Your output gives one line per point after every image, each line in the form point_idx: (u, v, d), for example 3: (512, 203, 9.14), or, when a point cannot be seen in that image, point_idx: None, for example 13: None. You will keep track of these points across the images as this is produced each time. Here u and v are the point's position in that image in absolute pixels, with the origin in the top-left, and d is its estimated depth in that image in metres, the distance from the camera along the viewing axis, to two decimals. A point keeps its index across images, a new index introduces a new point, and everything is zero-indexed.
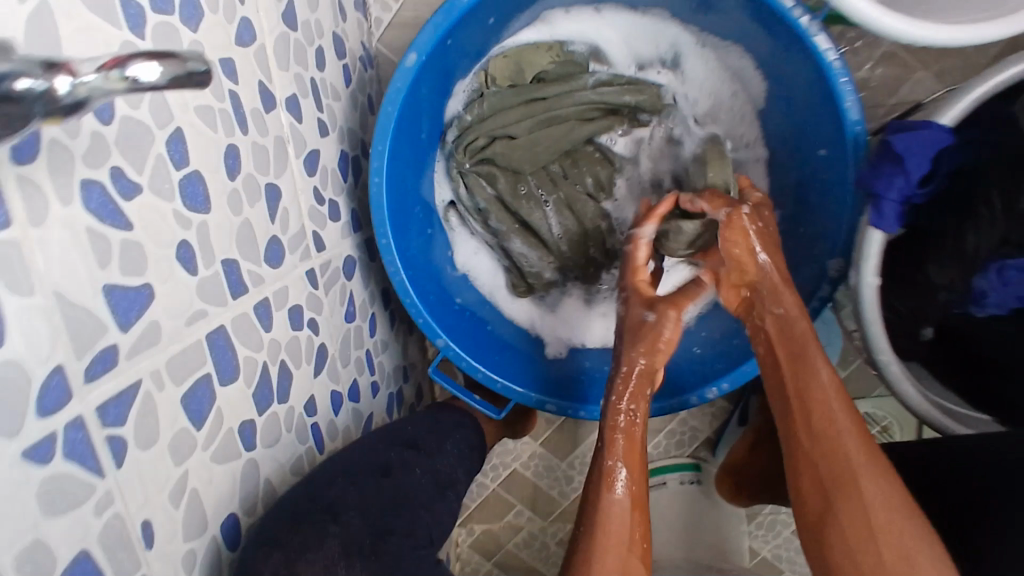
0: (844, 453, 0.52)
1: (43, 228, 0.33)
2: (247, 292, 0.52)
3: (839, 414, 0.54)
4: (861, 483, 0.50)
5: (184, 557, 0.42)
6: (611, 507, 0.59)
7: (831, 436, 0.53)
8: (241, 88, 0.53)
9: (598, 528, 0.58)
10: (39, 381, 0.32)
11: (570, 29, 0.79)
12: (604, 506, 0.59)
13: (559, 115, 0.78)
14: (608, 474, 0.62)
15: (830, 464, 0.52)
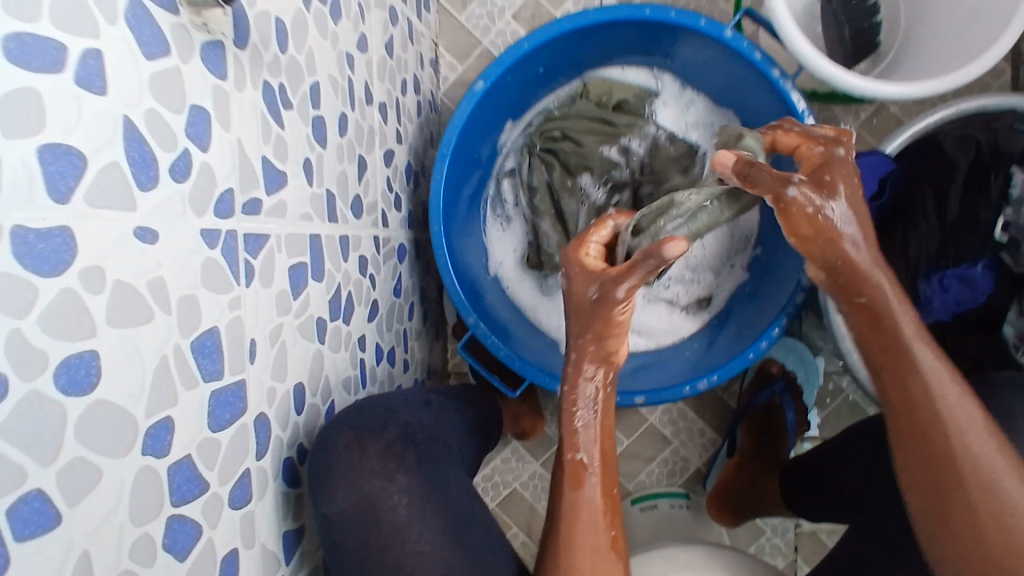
0: (974, 453, 0.54)
1: (241, 94, 0.47)
2: (337, 222, 0.64)
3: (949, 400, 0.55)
4: (981, 465, 0.53)
5: (269, 389, 0.50)
6: (580, 502, 0.64)
7: (943, 431, 0.55)
8: (354, 77, 0.69)
9: (567, 525, 0.64)
10: (219, 189, 0.44)
11: (637, 78, 0.94)
12: (573, 503, 0.64)
13: (616, 139, 0.91)
14: (577, 469, 0.65)
15: (939, 455, 0.55)
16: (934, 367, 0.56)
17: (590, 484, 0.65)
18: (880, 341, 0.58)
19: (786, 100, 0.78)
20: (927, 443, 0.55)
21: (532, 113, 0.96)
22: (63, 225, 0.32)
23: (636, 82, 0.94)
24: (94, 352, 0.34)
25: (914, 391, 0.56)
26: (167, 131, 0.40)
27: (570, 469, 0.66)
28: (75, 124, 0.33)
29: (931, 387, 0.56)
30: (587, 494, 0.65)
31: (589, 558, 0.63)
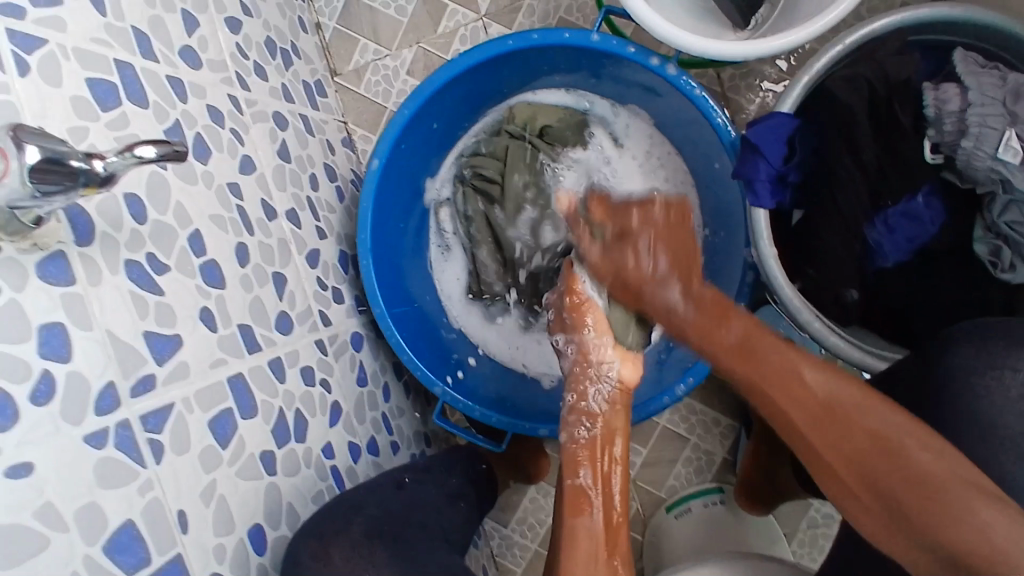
0: (879, 424, 0.53)
1: (98, 287, 0.48)
2: (262, 350, 0.65)
3: (832, 387, 0.56)
4: (909, 465, 0.51)
5: (215, 547, 0.52)
6: (579, 528, 0.63)
7: (906, 458, 0.51)
8: (246, 202, 0.70)
9: (567, 547, 0.62)
10: (96, 387, 0.46)
11: (555, 100, 0.91)
12: (571, 531, 0.63)
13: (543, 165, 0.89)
14: (577, 496, 0.66)
15: (865, 449, 0.53)
16: (818, 380, 0.57)
17: (592, 509, 0.65)
18: (732, 340, 0.62)
19: (675, 83, 0.74)
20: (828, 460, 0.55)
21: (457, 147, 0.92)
22: None
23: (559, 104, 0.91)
24: None
25: (768, 405, 0.58)
26: (16, 364, 0.41)
27: (570, 495, 0.66)
28: None
29: (867, 417, 0.54)
30: (586, 521, 0.64)
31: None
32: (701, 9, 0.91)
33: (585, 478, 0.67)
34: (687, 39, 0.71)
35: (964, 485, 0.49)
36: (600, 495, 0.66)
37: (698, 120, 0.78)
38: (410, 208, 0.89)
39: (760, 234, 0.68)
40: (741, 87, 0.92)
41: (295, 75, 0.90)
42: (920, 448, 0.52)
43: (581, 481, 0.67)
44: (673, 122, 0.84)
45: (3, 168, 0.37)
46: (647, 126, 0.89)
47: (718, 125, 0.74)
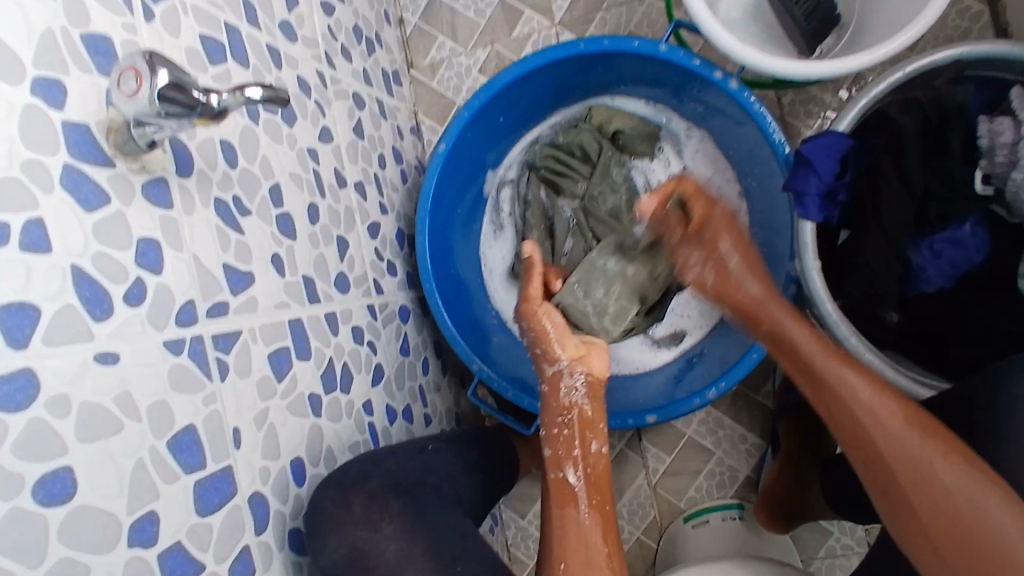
0: (916, 458, 0.56)
1: (190, 215, 0.54)
2: (320, 302, 0.70)
3: (886, 409, 0.59)
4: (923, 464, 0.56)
5: (261, 468, 0.56)
6: (569, 520, 0.59)
7: (895, 448, 0.57)
8: (320, 167, 0.76)
9: (558, 545, 0.58)
10: (178, 302, 0.51)
11: (634, 108, 0.94)
12: (561, 521, 0.60)
13: (611, 169, 0.91)
14: (563, 489, 0.62)
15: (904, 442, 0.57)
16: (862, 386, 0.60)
17: (582, 509, 0.60)
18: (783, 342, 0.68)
19: (735, 97, 0.78)
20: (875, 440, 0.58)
21: (531, 134, 0.96)
22: (25, 366, 0.39)
23: (638, 113, 0.94)
24: (69, 467, 0.40)
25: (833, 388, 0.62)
26: (116, 267, 0.46)
27: (555, 490, 0.63)
28: (24, 283, 0.40)
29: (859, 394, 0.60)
30: (576, 510, 0.60)
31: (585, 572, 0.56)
32: (768, 34, 0.93)
33: (575, 472, 0.63)
34: (753, 57, 0.74)
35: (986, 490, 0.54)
36: (589, 489, 0.62)
37: (755, 135, 0.80)
38: (472, 189, 0.94)
39: (806, 247, 0.70)
40: (800, 112, 0.95)
41: (376, 62, 0.96)
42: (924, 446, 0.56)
43: (567, 474, 0.63)
44: (731, 138, 0.87)
45: (136, 89, 0.43)
46: (714, 151, 0.91)
47: (774, 141, 0.76)
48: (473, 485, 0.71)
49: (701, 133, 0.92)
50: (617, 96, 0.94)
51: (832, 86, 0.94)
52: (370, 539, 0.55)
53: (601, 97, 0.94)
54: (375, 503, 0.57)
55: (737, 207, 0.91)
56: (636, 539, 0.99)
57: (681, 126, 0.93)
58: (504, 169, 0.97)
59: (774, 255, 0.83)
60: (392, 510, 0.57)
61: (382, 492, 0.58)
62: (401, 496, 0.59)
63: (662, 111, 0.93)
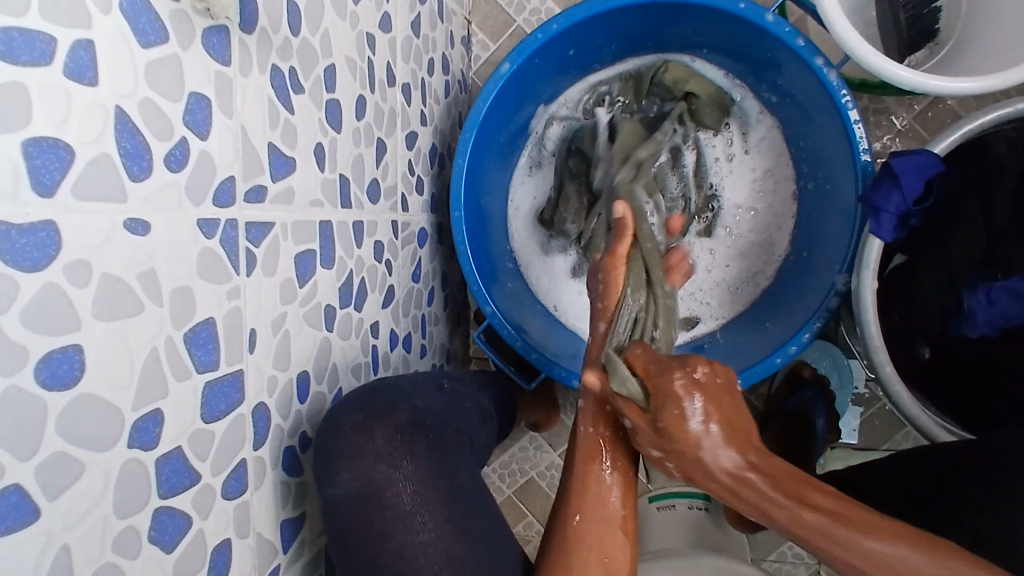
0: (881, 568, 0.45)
1: (246, 79, 0.46)
2: (351, 208, 0.63)
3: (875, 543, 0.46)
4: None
5: (270, 377, 0.50)
6: (592, 480, 0.59)
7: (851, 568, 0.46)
8: (375, 57, 0.67)
9: (575, 497, 0.59)
10: (219, 176, 0.44)
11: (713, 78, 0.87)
12: (584, 483, 0.59)
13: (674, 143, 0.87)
14: (592, 450, 0.60)
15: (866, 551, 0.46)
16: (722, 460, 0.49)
17: (602, 474, 0.59)
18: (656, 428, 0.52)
19: (827, 89, 0.72)
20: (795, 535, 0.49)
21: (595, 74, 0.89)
22: (48, 220, 0.32)
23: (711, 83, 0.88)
24: (79, 347, 0.34)
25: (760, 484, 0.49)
26: (162, 120, 0.39)
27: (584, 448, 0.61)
28: (63, 118, 0.33)
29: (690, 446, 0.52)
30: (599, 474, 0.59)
31: (598, 556, 0.56)
32: (863, 32, 0.88)
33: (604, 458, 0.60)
34: (861, 48, 0.69)
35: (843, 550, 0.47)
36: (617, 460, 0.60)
37: (834, 137, 0.75)
38: (521, 118, 0.86)
39: (867, 263, 0.67)
40: (870, 121, 0.91)
41: None
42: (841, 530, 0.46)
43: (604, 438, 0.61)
44: (803, 131, 0.82)
45: None
46: (779, 144, 0.87)
47: (857, 147, 0.72)
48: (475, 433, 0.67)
49: (770, 122, 0.87)
50: (696, 58, 0.87)
51: (908, 104, 0.89)
52: (387, 477, 0.54)
53: (680, 55, 0.87)
54: (398, 441, 0.56)
55: (786, 205, 0.88)
56: None
57: (752, 110, 0.88)
58: (557, 107, 0.90)
59: (817, 263, 0.80)
60: (415, 451, 0.57)
61: (404, 432, 0.57)
62: (424, 435, 0.59)
63: (736, 87, 0.87)
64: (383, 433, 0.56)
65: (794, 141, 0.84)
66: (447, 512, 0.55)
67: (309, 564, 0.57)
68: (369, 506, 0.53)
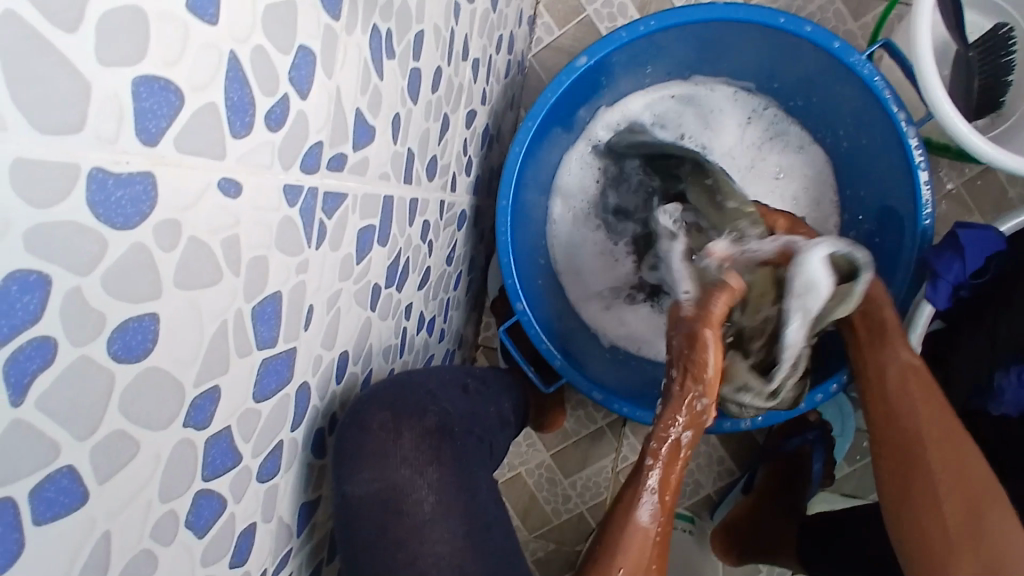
0: (961, 459, 0.64)
1: (349, 37, 0.42)
2: (410, 184, 0.59)
3: (963, 444, 0.65)
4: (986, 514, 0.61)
5: (316, 357, 0.47)
6: (632, 524, 0.58)
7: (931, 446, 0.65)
8: (457, 29, 0.63)
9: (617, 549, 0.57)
10: (309, 142, 0.40)
11: (731, 127, 0.88)
12: (625, 529, 0.57)
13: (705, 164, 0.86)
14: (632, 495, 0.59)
15: (960, 463, 0.64)
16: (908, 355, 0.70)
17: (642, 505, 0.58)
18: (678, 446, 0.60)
19: (902, 146, 0.70)
20: (907, 421, 0.67)
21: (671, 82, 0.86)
22: (146, 171, 0.28)
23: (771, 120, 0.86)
24: (154, 316, 0.30)
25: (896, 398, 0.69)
26: (270, 73, 0.35)
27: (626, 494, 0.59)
28: (178, 56, 0.28)
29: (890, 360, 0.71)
30: (641, 519, 0.58)
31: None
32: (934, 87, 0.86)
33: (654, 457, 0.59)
34: (950, 110, 0.68)
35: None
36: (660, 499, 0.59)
37: (897, 193, 0.74)
38: (578, 115, 0.83)
39: (915, 327, 0.68)
40: None
41: None
42: (948, 423, 0.66)
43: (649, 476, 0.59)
44: (860, 178, 0.80)
45: None
46: (829, 189, 0.85)
47: (920, 207, 0.70)
48: (492, 438, 0.65)
49: (818, 170, 0.86)
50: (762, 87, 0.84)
51: (959, 168, 0.89)
52: (409, 480, 0.52)
53: (748, 83, 0.84)
54: (426, 446, 0.55)
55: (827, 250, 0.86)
56: (579, 511, 0.99)
57: (802, 154, 0.86)
58: (614, 109, 0.87)
59: None
60: (442, 458, 0.55)
61: (433, 436, 0.56)
62: (451, 445, 0.57)
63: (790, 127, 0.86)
64: (412, 431, 0.55)
65: (849, 188, 0.83)
66: (465, 525, 0.53)
67: (313, 548, 0.54)
68: (388, 508, 0.51)
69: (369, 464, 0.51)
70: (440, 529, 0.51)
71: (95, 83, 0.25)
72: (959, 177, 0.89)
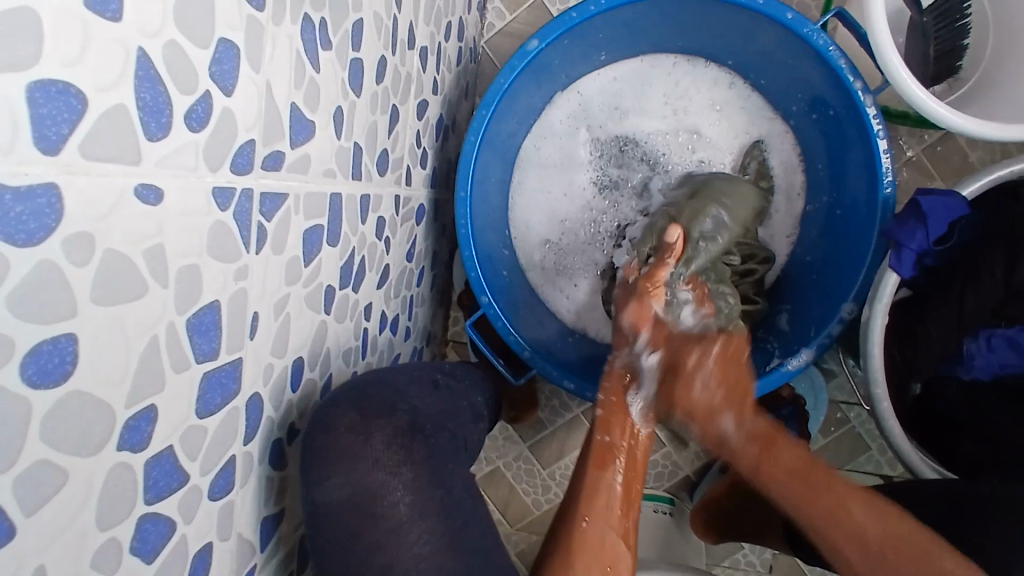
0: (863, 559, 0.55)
1: (278, 29, 0.40)
2: (360, 180, 0.57)
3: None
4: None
5: (266, 366, 0.45)
6: (601, 482, 0.60)
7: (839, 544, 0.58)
8: (400, 16, 0.61)
9: (585, 501, 0.60)
10: (239, 141, 0.38)
11: (652, 127, 0.87)
12: (593, 483, 0.60)
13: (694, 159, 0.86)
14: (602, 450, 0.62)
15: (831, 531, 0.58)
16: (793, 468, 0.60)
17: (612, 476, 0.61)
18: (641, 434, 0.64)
19: (860, 115, 0.69)
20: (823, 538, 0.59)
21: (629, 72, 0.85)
22: (50, 180, 0.26)
23: (732, 96, 0.85)
24: (73, 336, 0.28)
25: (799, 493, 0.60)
26: (188, 70, 0.33)
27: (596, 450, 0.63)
28: (78, 55, 0.26)
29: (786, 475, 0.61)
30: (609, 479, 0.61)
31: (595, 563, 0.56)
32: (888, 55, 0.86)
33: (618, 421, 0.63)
34: (904, 77, 0.67)
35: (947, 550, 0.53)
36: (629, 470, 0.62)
37: (856, 164, 0.73)
38: (535, 100, 0.81)
39: (882, 296, 0.68)
40: None
41: None
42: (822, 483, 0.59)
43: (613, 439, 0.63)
44: (821, 150, 0.80)
45: None
46: (792, 162, 0.85)
47: (880, 177, 0.69)
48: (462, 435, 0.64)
49: (780, 146, 0.85)
50: (721, 64, 0.83)
51: (919, 135, 0.89)
52: (383, 483, 0.49)
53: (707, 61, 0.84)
54: (397, 444, 0.51)
55: (791, 223, 0.86)
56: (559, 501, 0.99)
57: (763, 129, 0.85)
58: (568, 93, 0.86)
59: (818, 285, 0.79)
60: (414, 458, 0.52)
61: None
62: (421, 441, 0.53)
63: (751, 102, 0.84)
64: (382, 433, 0.51)
65: (810, 161, 0.82)
66: (443, 522, 0.50)
67: (282, 562, 0.53)
68: (362, 513, 0.48)
69: (337, 470, 0.48)
70: (419, 531, 0.49)
71: None
72: (918, 143, 0.89)
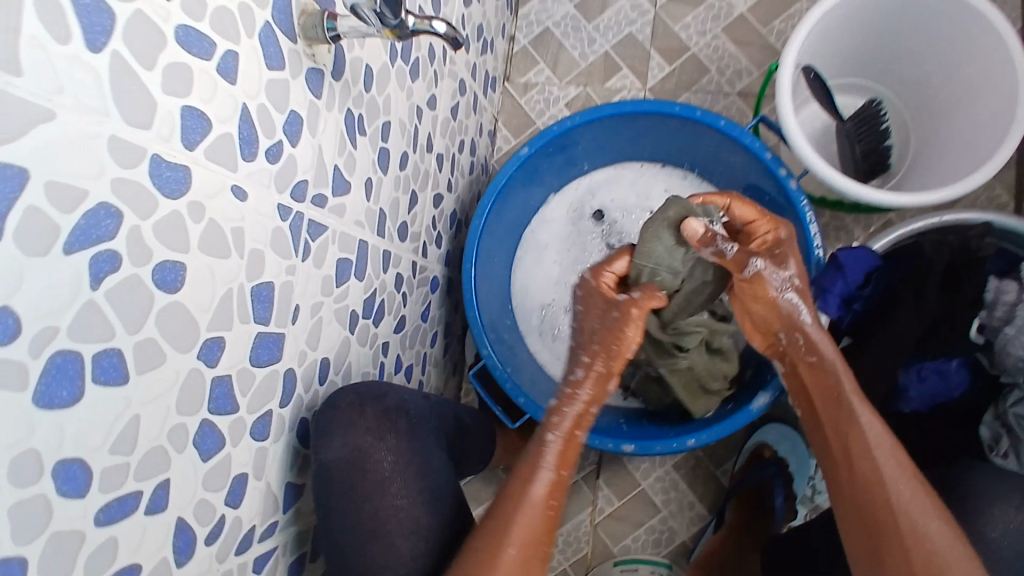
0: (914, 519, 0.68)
1: (329, 112, 0.59)
2: (384, 238, 0.75)
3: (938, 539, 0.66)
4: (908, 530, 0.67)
5: (301, 351, 0.59)
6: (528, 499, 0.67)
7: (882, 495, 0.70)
8: (420, 125, 0.82)
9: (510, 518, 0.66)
10: (297, 178, 0.56)
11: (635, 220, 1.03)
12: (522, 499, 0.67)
13: None
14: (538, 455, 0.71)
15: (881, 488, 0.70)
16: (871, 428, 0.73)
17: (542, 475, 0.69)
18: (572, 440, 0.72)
19: (789, 195, 0.85)
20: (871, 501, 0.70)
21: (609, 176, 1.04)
22: (184, 164, 0.43)
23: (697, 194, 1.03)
24: (182, 264, 0.44)
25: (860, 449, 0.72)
26: (270, 124, 0.51)
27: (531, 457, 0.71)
28: (210, 98, 0.44)
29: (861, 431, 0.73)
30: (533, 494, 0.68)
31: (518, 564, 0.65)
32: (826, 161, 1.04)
33: (553, 435, 0.71)
34: (819, 164, 0.84)
35: (958, 556, 0.65)
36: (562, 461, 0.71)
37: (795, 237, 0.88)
38: (531, 198, 1.01)
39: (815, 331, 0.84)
40: (830, 235, 1.05)
41: (484, 63, 1.03)
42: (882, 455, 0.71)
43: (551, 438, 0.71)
44: None
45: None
46: None
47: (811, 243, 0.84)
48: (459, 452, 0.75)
49: None
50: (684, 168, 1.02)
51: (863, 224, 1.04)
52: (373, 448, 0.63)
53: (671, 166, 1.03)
54: (386, 422, 0.65)
55: None
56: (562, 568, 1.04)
57: None
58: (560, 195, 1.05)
59: None
60: (398, 430, 0.66)
61: (406, 436, 0.67)
62: (405, 420, 0.68)
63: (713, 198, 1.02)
64: (373, 409, 0.64)
65: None
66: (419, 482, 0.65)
67: (299, 534, 0.63)
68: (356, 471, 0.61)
69: (339, 434, 0.60)
70: (399, 488, 0.63)
71: (157, 101, 0.40)
72: (863, 231, 1.04)
